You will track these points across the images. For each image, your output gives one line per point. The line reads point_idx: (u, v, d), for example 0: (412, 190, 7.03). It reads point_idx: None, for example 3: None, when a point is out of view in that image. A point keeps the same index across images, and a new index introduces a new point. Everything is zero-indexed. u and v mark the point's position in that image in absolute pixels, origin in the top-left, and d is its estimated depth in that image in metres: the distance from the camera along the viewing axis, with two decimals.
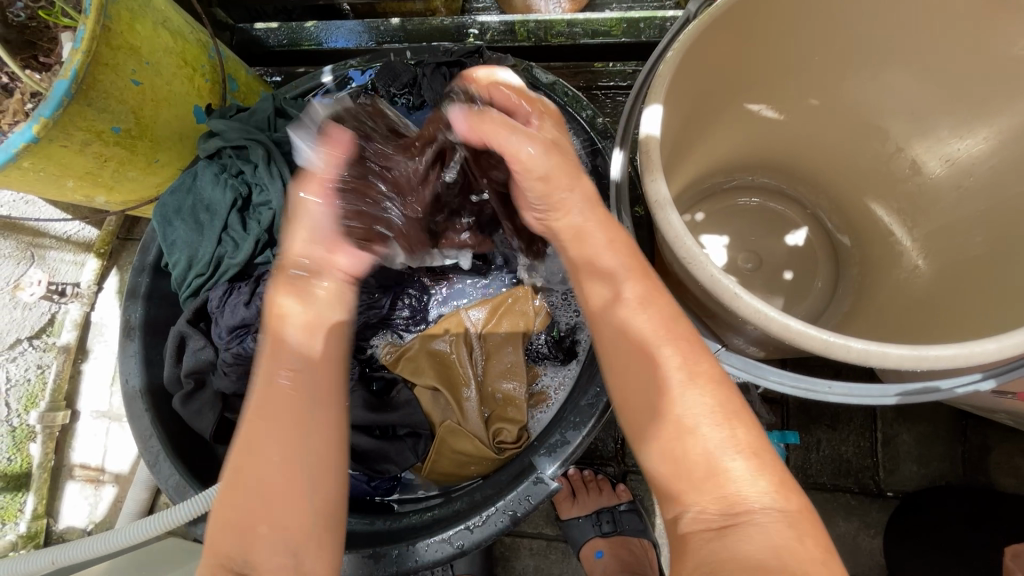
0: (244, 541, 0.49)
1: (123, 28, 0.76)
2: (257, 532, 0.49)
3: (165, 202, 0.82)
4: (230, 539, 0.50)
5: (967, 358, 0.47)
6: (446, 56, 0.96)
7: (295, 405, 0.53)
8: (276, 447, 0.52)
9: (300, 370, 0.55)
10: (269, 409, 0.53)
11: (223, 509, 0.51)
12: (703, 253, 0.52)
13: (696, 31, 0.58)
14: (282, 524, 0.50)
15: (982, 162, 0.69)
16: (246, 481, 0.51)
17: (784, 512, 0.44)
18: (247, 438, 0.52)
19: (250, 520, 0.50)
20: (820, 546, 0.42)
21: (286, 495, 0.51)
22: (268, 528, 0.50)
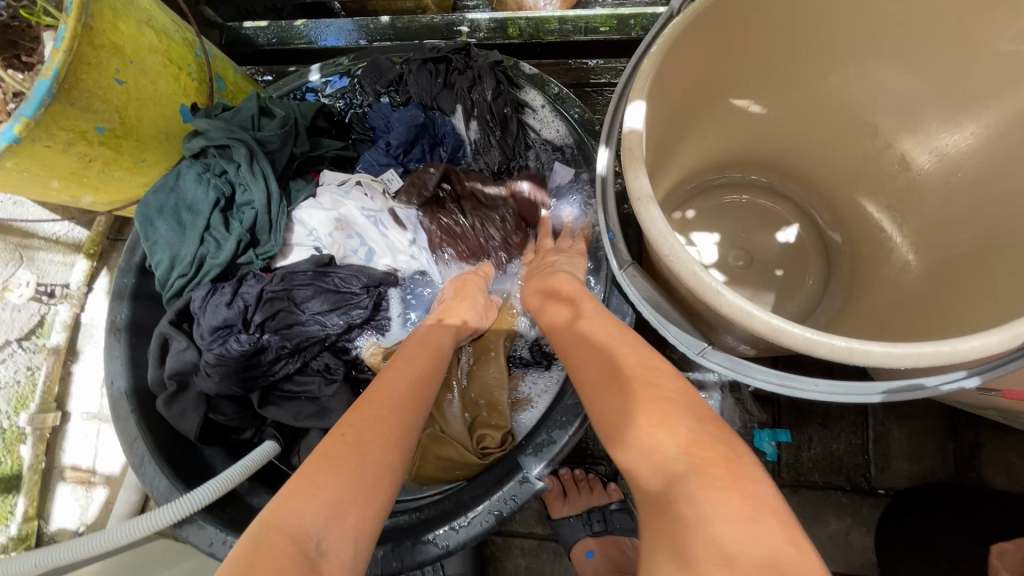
0: (329, 526, 0.45)
1: (105, 27, 0.76)
2: (335, 520, 0.45)
3: (146, 202, 0.80)
4: (314, 525, 0.44)
5: (951, 356, 0.47)
6: (432, 52, 0.95)
7: (393, 419, 0.56)
8: (378, 447, 0.52)
9: (410, 401, 0.59)
10: (380, 418, 0.55)
11: (288, 500, 0.46)
12: (685, 249, 0.51)
13: (681, 25, 0.57)
14: (363, 522, 0.47)
15: (971, 157, 0.68)
16: (332, 465, 0.49)
17: (723, 488, 0.43)
18: (365, 432, 0.52)
19: (340, 506, 0.46)
20: (782, 525, 0.41)
21: (379, 493, 0.49)
22: (352, 525, 0.46)
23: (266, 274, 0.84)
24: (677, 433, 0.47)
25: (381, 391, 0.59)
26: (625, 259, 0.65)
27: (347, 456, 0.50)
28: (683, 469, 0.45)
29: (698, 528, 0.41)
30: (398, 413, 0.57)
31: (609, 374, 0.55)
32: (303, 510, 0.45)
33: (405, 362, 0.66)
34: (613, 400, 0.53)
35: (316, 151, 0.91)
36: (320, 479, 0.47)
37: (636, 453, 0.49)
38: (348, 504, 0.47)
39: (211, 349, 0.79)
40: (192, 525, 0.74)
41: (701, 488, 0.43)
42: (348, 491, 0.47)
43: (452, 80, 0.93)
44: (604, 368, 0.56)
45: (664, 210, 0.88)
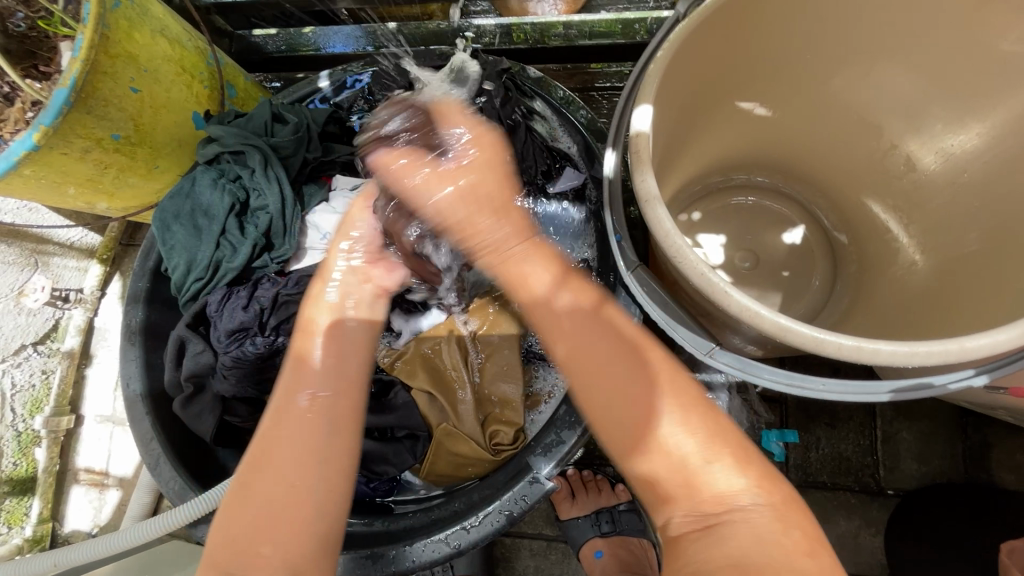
0: (247, 559, 0.50)
1: (121, 37, 0.77)
2: (259, 552, 0.51)
3: (163, 207, 0.82)
4: (235, 556, 0.51)
5: (958, 354, 0.47)
6: (441, 59, 0.96)
7: (314, 427, 0.57)
8: (301, 458, 0.55)
9: (316, 394, 0.60)
10: (298, 431, 0.57)
11: (231, 522, 0.53)
12: (692, 251, 0.52)
13: (686, 30, 0.58)
14: (287, 541, 0.52)
15: (977, 157, 0.69)
16: (255, 493, 0.54)
17: (777, 517, 0.45)
18: (261, 454, 0.56)
19: (260, 534, 0.52)
20: (806, 536, 0.44)
21: (301, 510, 0.53)
22: (270, 548, 0.51)
23: (281, 278, 0.84)
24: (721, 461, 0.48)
25: (281, 396, 0.59)
26: (632, 262, 0.65)
27: (262, 482, 0.54)
28: (735, 499, 0.46)
29: (741, 550, 0.43)
30: (314, 416, 0.58)
31: (632, 379, 0.51)
32: (218, 545, 0.52)
33: (342, 352, 0.64)
34: (639, 413, 0.49)
35: (329, 156, 0.92)
36: (242, 509, 0.54)
37: (671, 477, 0.48)
38: (267, 537, 0.52)
39: (228, 352, 0.80)
40: (206, 525, 0.76)
41: (750, 517, 0.45)
42: (272, 521, 0.52)
43: (461, 88, 0.93)
44: (620, 375, 0.51)
45: (669, 212, 0.89)
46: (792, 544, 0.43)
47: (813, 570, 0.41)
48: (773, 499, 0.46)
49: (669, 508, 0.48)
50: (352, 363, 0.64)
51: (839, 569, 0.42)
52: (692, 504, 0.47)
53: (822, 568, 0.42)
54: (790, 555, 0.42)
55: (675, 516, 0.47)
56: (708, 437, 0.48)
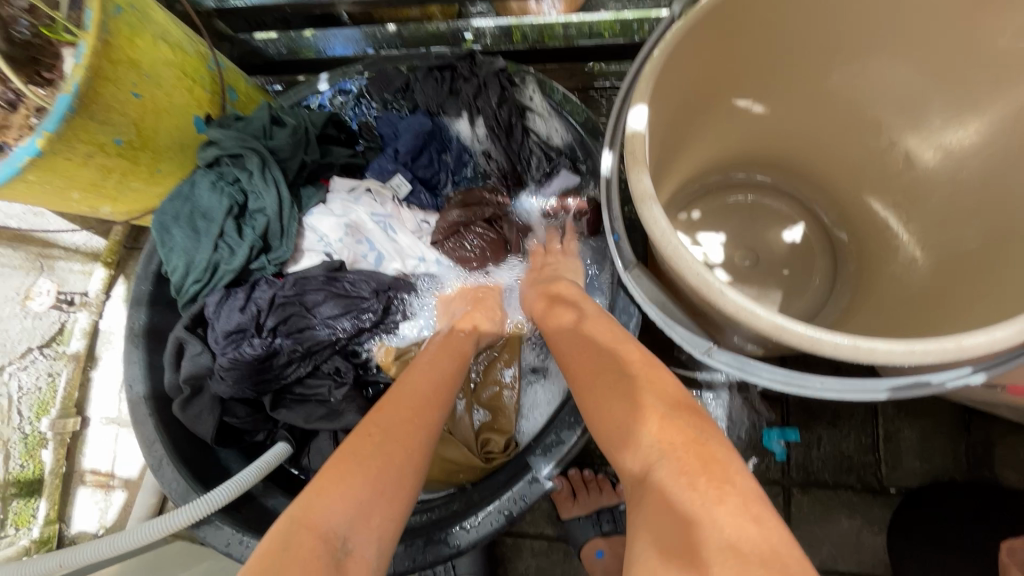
0: (353, 528, 0.52)
1: (123, 43, 0.78)
2: (369, 520, 0.52)
3: (163, 209, 0.83)
4: (339, 525, 0.51)
5: (955, 352, 0.47)
6: (438, 60, 0.96)
7: (424, 417, 0.63)
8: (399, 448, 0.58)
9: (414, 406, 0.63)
10: (414, 427, 0.61)
11: (323, 489, 0.54)
12: (687, 250, 0.52)
13: (681, 30, 0.58)
14: (381, 525, 0.54)
15: (977, 153, 0.68)
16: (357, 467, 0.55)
17: (722, 490, 0.47)
18: (366, 438, 0.58)
19: (361, 506, 0.53)
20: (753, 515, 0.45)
21: (399, 498, 0.55)
22: (377, 519, 0.53)
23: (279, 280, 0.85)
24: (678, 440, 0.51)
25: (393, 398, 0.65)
26: (630, 260, 0.66)
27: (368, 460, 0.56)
28: (686, 467, 0.49)
29: (694, 516, 0.45)
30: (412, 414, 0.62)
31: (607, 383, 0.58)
32: (311, 510, 0.52)
33: (430, 364, 0.72)
34: (614, 403, 0.57)
35: (326, 159, 0.92)
36: (342, 484, 0.54)
37: (637, 446, 0.52)
38: (372, 508, 0.53)
39: (225, 353, 0.81)
40: (209, 525, 0.76)
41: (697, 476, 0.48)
42: (366, 495, 0.54)
43: (457, 87, 0.94)
44: (611, 368, 0.60)
45: (669, 211, 0.89)
46: (732, 518, 0.45)
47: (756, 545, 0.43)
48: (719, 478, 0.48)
49: (633, 470, 0.52)
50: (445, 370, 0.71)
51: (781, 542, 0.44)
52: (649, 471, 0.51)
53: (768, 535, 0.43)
54: (739, 525, 0.44)
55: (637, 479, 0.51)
56: (677, 419, 0.53)
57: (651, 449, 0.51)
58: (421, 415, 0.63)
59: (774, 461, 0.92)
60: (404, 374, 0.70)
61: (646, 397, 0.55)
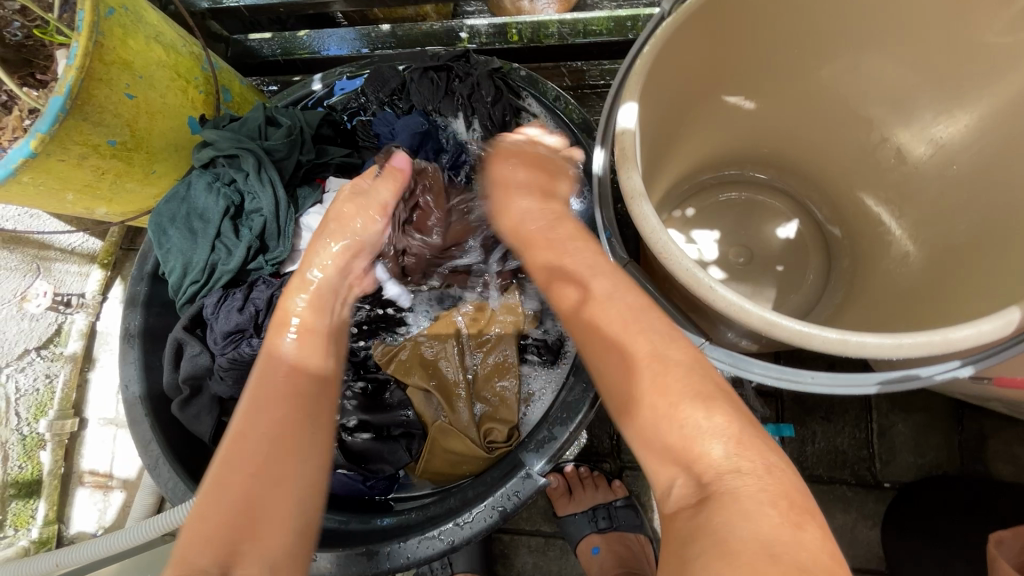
0: (229, 550, 0.49)
1: (115, 44, 0.78)
2: (241, 548, 0.49)
3: (160, 211, 0.83)
4: (216, 549, 0.49)
5: (943, 345, 0.47)
6: (433, 60, 0.97)
7: (294, 431, 0.59)
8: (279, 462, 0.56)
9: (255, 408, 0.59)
10: (280, 438, 0.57)
11: (196, 524, 0.51)
12: (679, 247, 0.52)
13: (671, 27, 0.59)
14: (269, 534, 0.52)
15: (967, 148, 0.69)
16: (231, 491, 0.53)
17: (769, 488, 0.44)
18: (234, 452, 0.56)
19: (246, 523, 0.51)
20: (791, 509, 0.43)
21: (275, 502, 0.53)
22: (252, 545, 0.50)
23: (275, 279, 0.86)
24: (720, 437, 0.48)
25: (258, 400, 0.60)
26: (622, 258, 0.66)
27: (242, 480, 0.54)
28: (730, 469, 0.46)
29: (728, 523, 0.43)
30: (257, 426, 0.58)
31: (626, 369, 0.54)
32: (192, 540, 0.50)
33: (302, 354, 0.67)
34: (628, 396, 0.53)
35: (322, 159, 0.93)
36: (216, 508, 0.52)
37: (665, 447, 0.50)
38: (245, 535, 0.50)
39: (223, 354, 0.81)
40: None
41: (741, 483, 0.45)
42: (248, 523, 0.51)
43: (452, 88, 0.94)
44: (615, 366, 0.55)
45: (663, 208, 0.89)
46: (778, 518, 0.42)
47: (801, 547, 0.40)
48: (761, 474, 0.45)
49: (670, 471, 0.49)
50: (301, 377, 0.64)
51: (824, 545, 0.41)
52: (688, 473, 0.48)
53: (812, 543, 0.41)
54: (781, 529, 0.42)
55: (676, 483, 0.49)
56: (704, 411, 0.49)
57: (683, 446, 0.48)
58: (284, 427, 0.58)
59: None
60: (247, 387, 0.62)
61: (663, 390, 0.51)
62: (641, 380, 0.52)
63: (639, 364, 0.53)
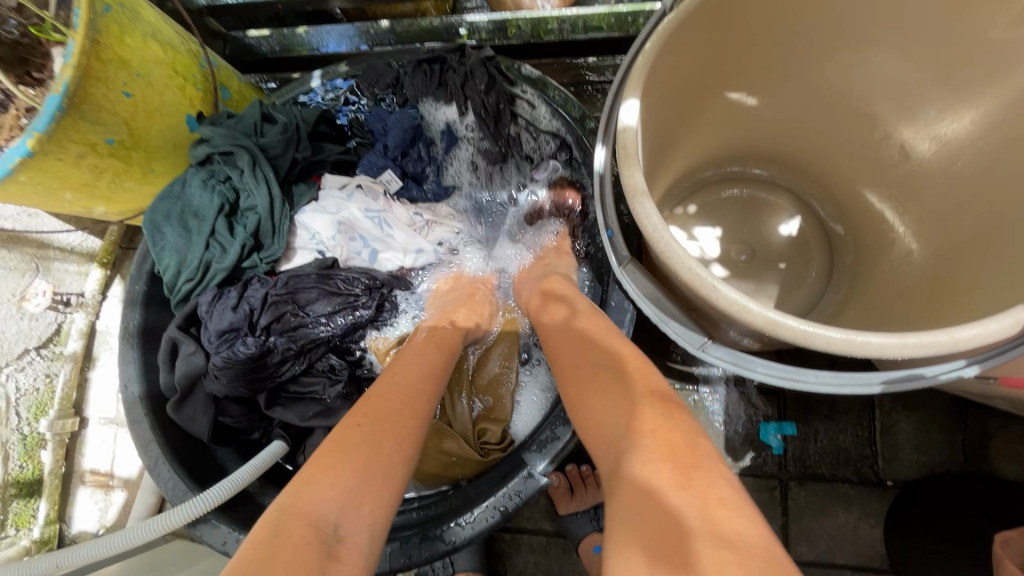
0: (343, 517, 0.50)
1: (112, 42, 0.78)
2: (360, 507, 0.51)
3: (153, 209, 0.82)
4: (331, 510, 0.50)
5: (949, 344, 0.47)
6: (427, 53, 0.96)
7: (404, 410, 0.61)
8: (387, 444, 0.57)
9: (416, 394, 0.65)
10: (396, 418, 0.60)
11: (315, 477, 0.53)
12: (681, 246, 0.52)
13: (673, 23, 0.58)
14: (378, 510, 0.52)
15: (971, 145, 0.68)
16: (345, 461, 0.54)
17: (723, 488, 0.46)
18: (366, 426, 0.58)
19: (357, 492, 0.52)
20: (787, 518, 0.43)
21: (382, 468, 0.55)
22: (370, 507, 0.52)
23: (270, 278, 0.86)
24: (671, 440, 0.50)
25: (385, 400, 0.62)
26: (624, 256, 0.66)
27: (355, 450, 0.55)
28: (704, 467, 0.48)
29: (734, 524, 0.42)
30: (398, 401, 0.63)
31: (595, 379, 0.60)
32: (309, 501, 0.50)
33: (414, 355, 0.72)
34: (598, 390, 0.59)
35: (317, 156, 0.93)
36: (336, 468, 0.53)
37: (655, 455, 0.49)
38: (366, 494, 0.52)
39: (218, 353, 0.81)
40: (205, 524, 0.75)
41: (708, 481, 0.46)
42: (363, 483, 0.53)
43: (446, 79, 0.93)
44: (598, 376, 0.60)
45: (665, 205, 0.89)
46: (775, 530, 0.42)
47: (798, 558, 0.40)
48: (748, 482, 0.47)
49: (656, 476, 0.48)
50: (424, 373, 0.69)
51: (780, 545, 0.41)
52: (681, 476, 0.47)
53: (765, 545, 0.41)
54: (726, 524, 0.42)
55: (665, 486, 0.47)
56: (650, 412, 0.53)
57: (675, 451, 0.48)
58: (407, 414, 0.61)
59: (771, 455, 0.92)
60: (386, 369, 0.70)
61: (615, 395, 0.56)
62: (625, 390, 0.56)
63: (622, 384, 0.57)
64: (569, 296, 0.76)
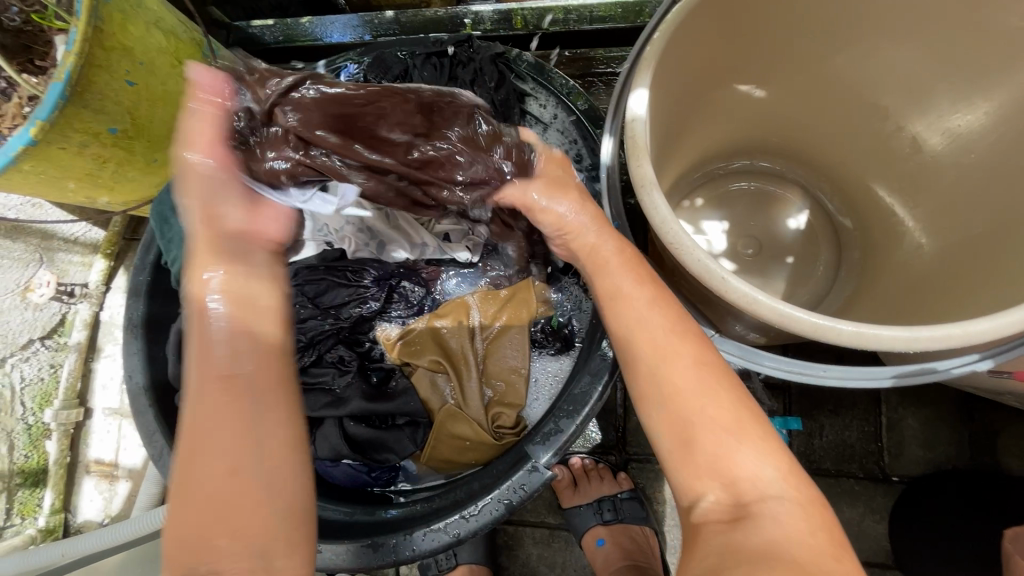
0: (202, 554, 0.48)
1: (115, 30, 0.77)
2: (217, 543, 0.48)
3: (161, 200, 0.82)
4: (189, 552, 0.49)
5: (962, 338, 0.46)
6: (436, 46, 0.95)
7: (242, 388, 0.54)
8: (222, 453, 0.51)
9: (251, 358, 0.56)
10: (241, 402, 0.53)
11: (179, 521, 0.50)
12: (690, 237, 0.51)
13: (685, 11, 0.57)
14: (255, 520, 0.50)
15: (983, 138, 0.66)
16: (217, 504, 0.50)
17: (803, 512, 0.44)
18: (195, 448, 0.51)
19: (214, 525, 0.49)
20: (831, 538, 0.43)
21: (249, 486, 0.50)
22: (230, 539, 0.49)
23: (280, 270, 0.84)
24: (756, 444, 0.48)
25: (204, 387, 0.53)
26: (630, 248, 0.64)
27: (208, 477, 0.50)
28: (773, 491, 0.46)
29: (776, 537, 0.42)
30: (235, 391, 0.53)
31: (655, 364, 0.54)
32: (172, 544, 0.50)
33: (200, 324, 0.56)
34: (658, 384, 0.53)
35: None
36: (195, 511, 0.50)
37: (699, 465, 0.49)
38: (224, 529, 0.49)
39: None
40: None
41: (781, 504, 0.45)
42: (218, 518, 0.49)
43: (456, 74, 0.92)
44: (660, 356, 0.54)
45: (671, 197, 0.88)
46: (818, 544, 0.42)
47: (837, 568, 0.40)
48: (802, 496, 0.46)
49: (699, 489, 0.48)
50: (221, 333, 0.56)
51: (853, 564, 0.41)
52: (725, 493, 0.47)
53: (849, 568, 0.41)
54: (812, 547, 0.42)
55: (706, 500, 0.48)
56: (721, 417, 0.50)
57: (723, 459, 0.48)
58: (244, 390, 0.54)
59: None
60: (188, 345, 0.56)
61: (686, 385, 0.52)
62: (663, 379, 0.53)
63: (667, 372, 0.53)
64: (588, 276, 0.65)
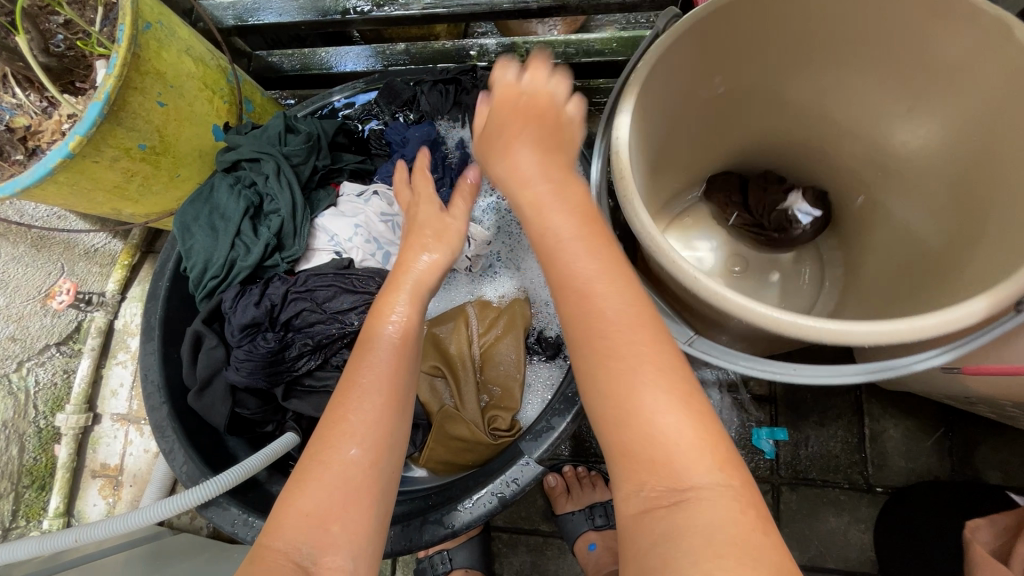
0: (313, 537, 0.50)
1: (150, 56, 0.85)
2: (330, 531, 0.50)
3: (183, 210, 0.87)
4: (300, 532, 0.50)
5: (911, 333, 0.50)
6: (443, 74, 1.01)
7: (388, 391, 0.59)
8: (370, 441, 0.55)
9: (391, 383, 0.59)
10: (367, 388, 0.58)
11: (290, 497, 0.52)
12: (669, 242, 0.57)
13: (665, 44, 0.63)
14: (354, 518, 0.52)
15: (942, 161, 0.71)
16: (319, 474, 0.53)
17: (743, 499, 0.41)
18: (341, 404, 0.58)
19: (326, 512, 0.51)
20: (760, 515, 0.41)
21: (359, 472, 0.54)
22: (339, 528, 0.51)
23: (291, 276, 0.89)
24: (713, 444, 0.44)
25: (350, 382, 0.59)
26: None
27: (340, 459, 0.54)
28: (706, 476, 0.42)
29: (705, 520, 0.40)
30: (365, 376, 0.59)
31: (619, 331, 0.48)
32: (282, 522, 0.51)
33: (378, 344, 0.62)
34: (617, 346, 0.47)
35: (336, 164, 0.99)
36: (304, 492, 0.52)
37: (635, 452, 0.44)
38: (333, 517, 0.51)
39: (240, 346, 0.85)
40: (216, 507, 0.78)
41: (714, 493, 0.41)
42: (333, 500, 0.52)
43: (460, 99, 0.99)
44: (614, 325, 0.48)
45: (661, 216, 0.94)
46: (750, 521, 0.40)
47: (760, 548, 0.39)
48: (735, 482, 0.42)
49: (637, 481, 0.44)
50: (389, 361, 0.60)
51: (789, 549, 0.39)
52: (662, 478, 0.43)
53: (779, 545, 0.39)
54: (744, 532, 0.39)
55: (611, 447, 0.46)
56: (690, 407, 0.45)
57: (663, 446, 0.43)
58: (383, 386, 0.59)
59: (763, 459, 0.95)
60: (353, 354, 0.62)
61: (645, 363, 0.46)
62: (617, 346, 0.47)
63: (617, 347, 0.47)
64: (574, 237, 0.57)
